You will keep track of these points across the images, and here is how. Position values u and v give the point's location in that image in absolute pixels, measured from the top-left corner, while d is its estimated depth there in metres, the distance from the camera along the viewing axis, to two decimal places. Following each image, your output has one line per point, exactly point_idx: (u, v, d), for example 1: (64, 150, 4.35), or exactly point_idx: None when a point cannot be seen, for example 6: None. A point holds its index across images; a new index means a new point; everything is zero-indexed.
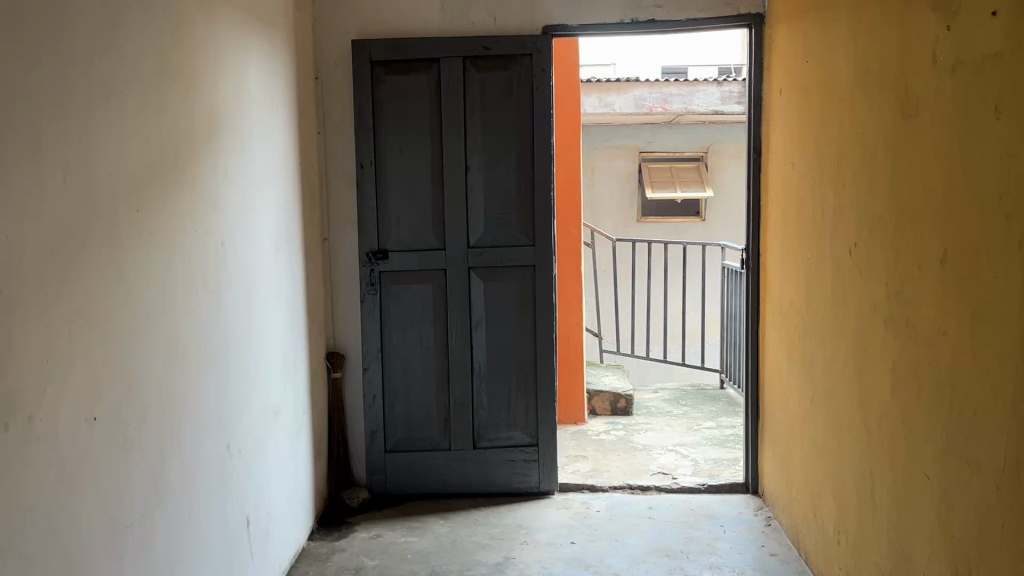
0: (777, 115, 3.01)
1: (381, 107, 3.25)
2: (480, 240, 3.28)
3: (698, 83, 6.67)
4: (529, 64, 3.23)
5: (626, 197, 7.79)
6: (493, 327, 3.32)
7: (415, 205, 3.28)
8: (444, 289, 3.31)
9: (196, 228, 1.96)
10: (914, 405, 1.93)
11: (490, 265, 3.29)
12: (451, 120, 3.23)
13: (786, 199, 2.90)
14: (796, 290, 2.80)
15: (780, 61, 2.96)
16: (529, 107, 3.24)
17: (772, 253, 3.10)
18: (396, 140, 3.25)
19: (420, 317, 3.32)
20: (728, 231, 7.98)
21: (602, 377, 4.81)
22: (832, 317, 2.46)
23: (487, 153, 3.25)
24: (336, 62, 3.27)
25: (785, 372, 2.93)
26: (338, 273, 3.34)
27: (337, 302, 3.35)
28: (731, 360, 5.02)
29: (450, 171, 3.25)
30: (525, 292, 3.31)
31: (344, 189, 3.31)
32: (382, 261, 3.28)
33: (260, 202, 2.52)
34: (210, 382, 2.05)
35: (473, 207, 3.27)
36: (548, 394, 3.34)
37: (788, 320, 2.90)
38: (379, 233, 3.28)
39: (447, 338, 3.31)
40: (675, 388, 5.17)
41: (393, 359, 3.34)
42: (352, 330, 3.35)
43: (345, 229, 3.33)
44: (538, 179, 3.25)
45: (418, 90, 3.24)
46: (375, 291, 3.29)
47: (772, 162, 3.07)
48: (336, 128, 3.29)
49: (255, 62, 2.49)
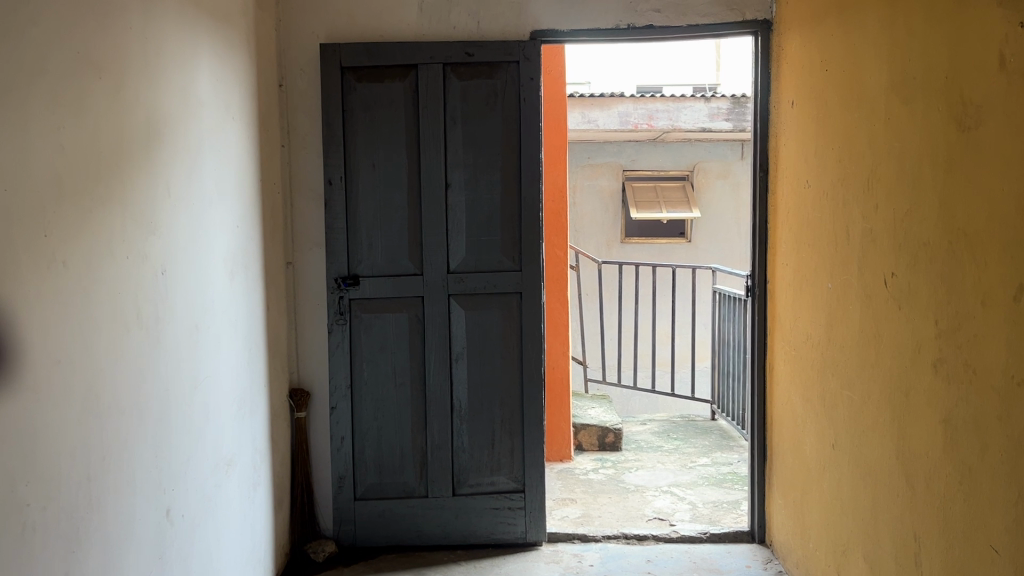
0: (788, 130, 2.74)
1: (352, 118, 2.94)
2: (461, 265, 2.98)
3: (686, 99, 6.44)
4: (516, 72, 2.94)
5: (609, 218, 7.54)
6: (475, 360, 3.01)
7: (389, 226, 2.97)
8: (421, 318, 2.99)
9: (126, 256, 1.64)
10: (976, 466, 1.65)
11: (472, 292, 2.98)
12: (430, 134, 2.93)
13: (800, 223, 2.63)
14: (813, 323, 2.53)
15: (791, 71, 2.70)
16: (515, 119, 2.96)
17: (781, 281, 2.82)
18: (368, 155, 2.95)
19: (394, 350, 3.00)
20: (713, 252, 7.75)
21: (588, 409, 4.51)
22: (860, 357, 2.18)
23: (470, 170, 2.96)
24: (302, 68, 2.97)
25: (800, 414, 2.65)
26: (303, 301, 3.02)
27: (301, 333, 3.03)
28: (722, 390, 4.75)
29: (428, 189, 2.95)
30: (511, 322, 3.01)
31: (311, 208, 3.00)
32: (352, 287, 2.96)
33: (211, 224, 2.20)
34: (144, 437, 1.72)
35: (454, 229, 2.97)
36: (536, 435, 3.04)
37: (803, 356, 2.62)
38: (349, 257, 2.97)
39: (425, 373, 2.99)
40: (664, 420, 4.89)
41: (364, 397, 3.01)
42: (318, 364, 3.03)
43: (311, 253, 3.01)
44: (526, 198, 2.96)
45: (393, 100, 2.94)
46: (344, 321, 2.97)
47: (782, 181, 2.81)
48: (302, 141, 2.98)
49: (207, 63, 2.17)
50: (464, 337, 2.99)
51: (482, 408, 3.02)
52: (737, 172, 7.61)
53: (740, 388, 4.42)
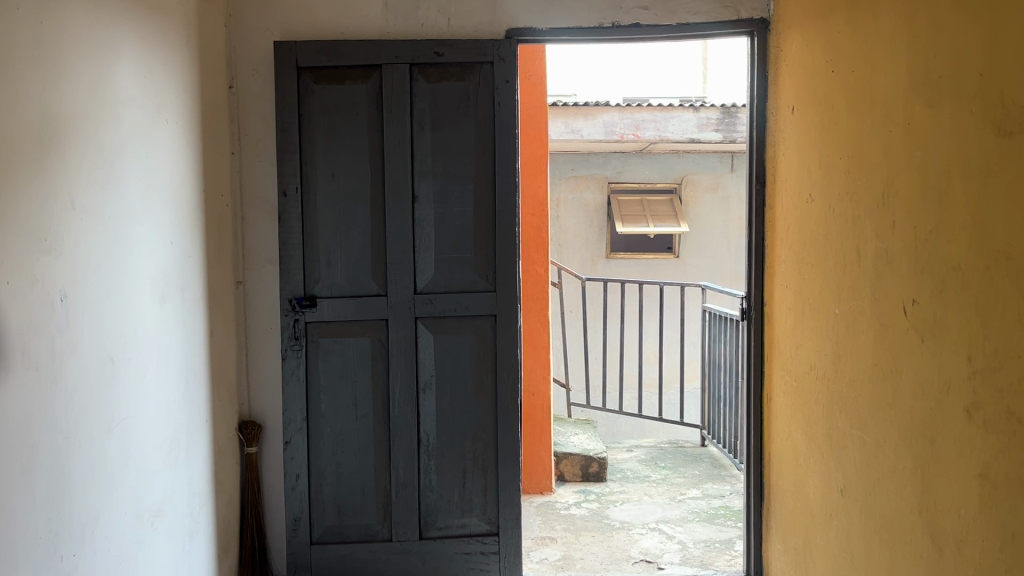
0: (788, 139, 2.49)
1: (310, 123, 2.67)
2: (429, 285, 2.71)
3: (674, 108, 6.19)
4: (490, 73, 2.69)
5: (594, 232, 7.29)
6: (444, 390, 2.73)
7: (350, 242, 2.69)
8: (384, 343, 2.72)
9: (6, 281, 1.35)
10: (1021, 532, 1.39)
11: (442, 315, 2.71)
12: (395, 141, 2.66)
13: (802, 240, 2.38)
14: (818, 352, 2.27)
15: (792, 74, 2.45)
16: (489, 125, 2.69)
17: (780, 303, 2.57)
18: (327, 164, 2.67)
19: (355, 378, 2.72)
20: (702, 268, 7.50)
21: (571, 436, 4.23)
22: (873, 394, 1.93)
23: (439, 181, 2.69)
24: (254, 68, 2.70)
25: (802, 454, 2.39)
26: (255, 324, 2.74)
27: (253, 359, 2.75)
28: (712, 414, 4.50)
29: (393, 202, 2.68)
30: (483, 348, 2.74)
31: (264, 223, 2.72)
32: (309, 309, 2.68)
33: (134, 241, 1.92)
34: (31, 498, 1.43)
35: (421, 245, 2.70)
36: (511, 472, 2.76)
37: (806, 389, 2.37)
38: (306, 276, 2.69)
39: (389, 403, 2.71)
40: (651, 446, 4.62)
41: (321, 430, 2.73)
42: (272, 394, 2.75)
43: (264, 271, 2.73)
44: (501, 212, 2.69)
45: (355, 103, 2.67)
46: (300, 346, 2.69)
47: (781, 194, 2.56)
48: (254, 148, 2.71)
49: (130, 58, 1.90)
50: (432, 364, 2.72)
51: (452, 443, 2.75)
52: (726, 184, 7.40)
53: (731, 414, 4.17)
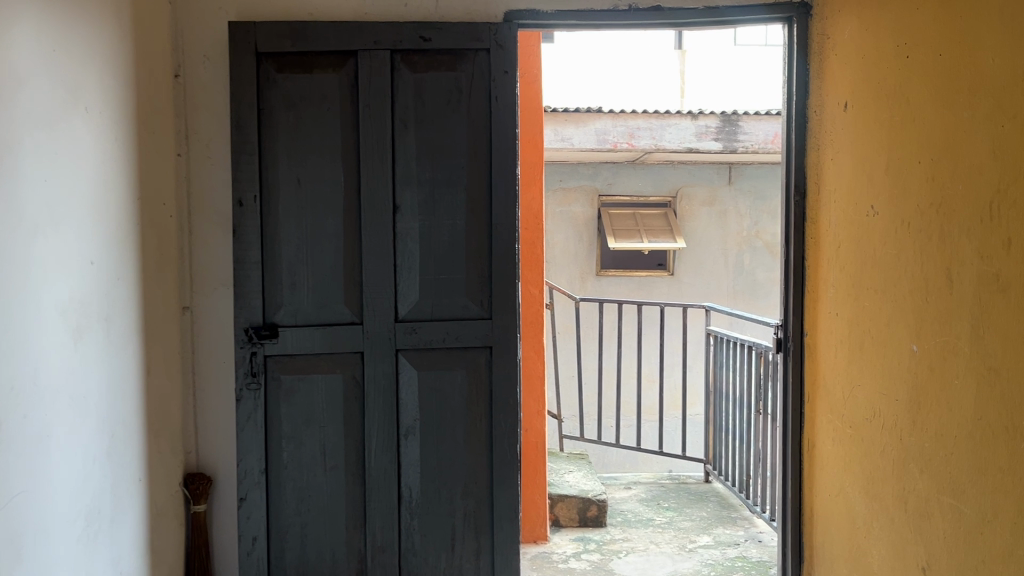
0: (838, 143, 2.12)
1: (271, 119, 2.25)
2: (413, 311, 2.29)
3: (672, 115, 5.85)
4: (485, 62, 2.28)
5: (583, 247, 6.93)
6: (430, 436, 2.31)
7: (320, 260, 2.27)
8: (359, 381, 2.29)
9: None
10: None
11: (428, 347, 2.29)
12: (373, 140, 2.25)
13: (860, 261, 2.00)
14: (885, 395, 1.89)
15: (845, 65, 2.09)
16: (485, 123, 2.29)
17: (828, 335, 2.19)
18: (292, 168, 2.25)
19: (323, 423, 2.29)
20: (698, 286, 7.17)
21: (565, 474, 3.82)
22: (977, 455, 1.54)
23: (425, 188, 2.28)
24: (205, 52, 2.26)
25: (862, 518, 2.00)
26: (205, 359, 2.30)
27: (201, 400, 2.30)
28: (718, 447, 4.11)
29: (371, 213, 2.26)
30: (476, 385, 2.32)
31: (216, 237, 2.28)
32: (269, 340, 2.25)
33: (33, 263, 1.48)
34: None
35: (404, 264, 2.28)
36: (509, 532, 2.34)
37: (865, 439, 1.98)
38: (266, 301, 2.26)
39: (365, 453, 2.29)
40: (650, 483, 4.22)
41: (282, 484, 2.29)
42: (223, 441, 2.31)
43: (216, 295, 2.29)
44: (498, 226, 2.29)
45: (325, 96, 2.25)
46: (258, 385, 2.25)
47: (829, 206, 2.18)
48: (203, 149, 2.27)
49: (26, 26, 1.46)
50: (415, 406, 2.30)
51: (438, 500, 2.32)
52: (723, 198, 7.07)
53: (741, 448, 3.79)
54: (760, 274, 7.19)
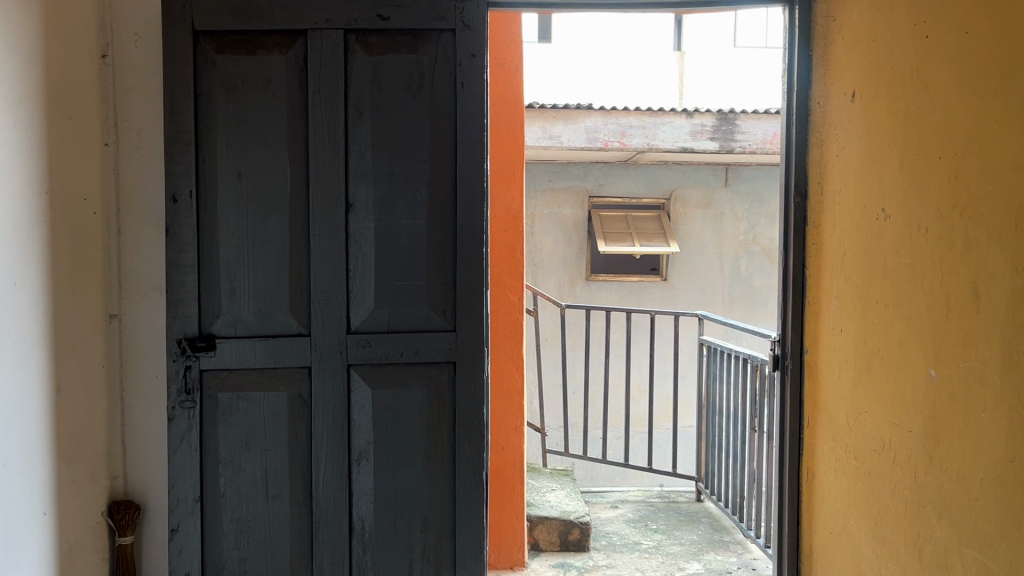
0: (845, 136, 1.89)
1: (209, 105, 2.01)
2: (367, 322, 2.05)
3: (665, 113, 5.63)
4: (450, 44, 2.04)
5: (573, 250, 6.72)
6: (385, 461, 2.07)
7: (263, 264, 2.03)
8: (306, 399, 2.05)
9: None
10: None
11: (384, 362, 2.05)
12: (323, 130, 2.01)
13: (868, 272, 1.77)
14: (896, 426, 1.65)
15: (853, 50, 1.85)
16: (449, 113, 2.05)
17: (830, 354, 1.95)
18: (232, 160, 2.01)
19: (266, 446, 2.05)
20: (691, 293, 6.91)
21: (546, 494, 3.58)
22: (1010, 505, 1.31)
23: (381, 185, 2.04)
24: (137, 30, 2.02)
25: (869, 564, 1.76)
26: (134, 373, 2.05)
27: (130, 419, 2.06)
28: (710, 465, 3.87)
29: (321, 211, 2.02)
30: (437, 405, 2.08)
31: (148, 236, 2.04)
32: (205, 353, 2.01)
33: None
34: None
35: (358, 268, 2.04)
36: (472, 569, 2.09)
37: (873, 474, 1.74)
38: (202, 309, 2.02)
39: (312, 480, 2.05)
40: (638, 502, 3.97)
41: (220, 514, 2.05)
42: (155, 465, 2.07)
43: (147, 302, 2.05)
44: (464, 227, 2.05)
45: (271, 80, 2.01)
46: (192, 402, 2.01)
47: (833, 209, 1.94)
48: (134, 138, 2.03)
49: None
50: (369, 428, 2.06)
51: (394, 533, 2.08)
52: (719, 201, 6.84)
53: (734, 466, 3.55)
54: (757, 280, 6.97)
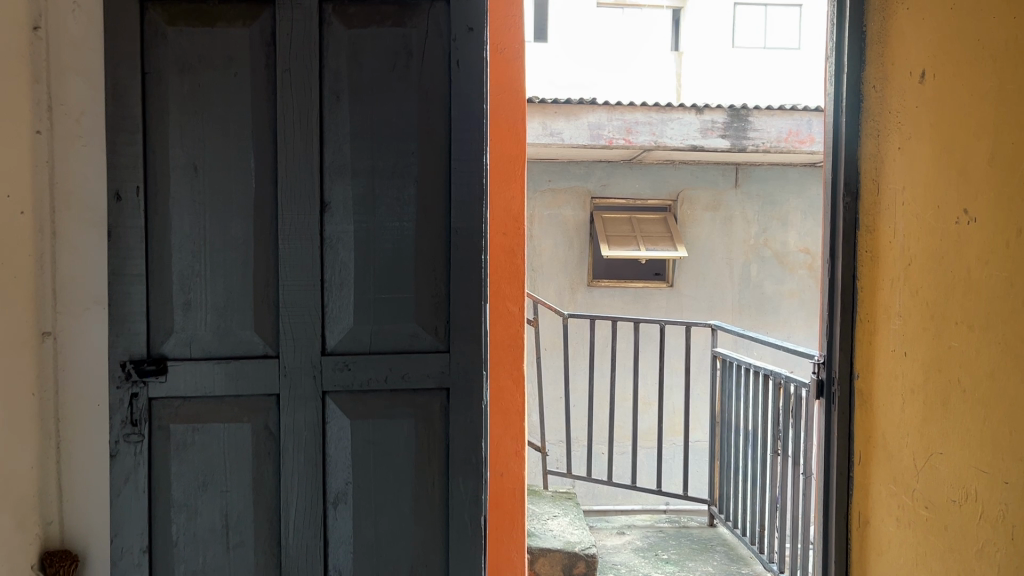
0: (910, 126, 1.60)
1: (160, 87, 1.70)
2: (346, 341, 1.75)
3: (673, 109, 5.35)
4: (443, 16, 1.75)
5: (574, 253, 6.45)
6: (366, 504, 1.77)
7: (224, 274, 1.73)
8: (274, 432, 1.75)
9: None
10: None
11: (365, 389, 1.75)
12: (293, 117, 1.71)
13: (943, 286, 1.48)
14: (985, 474, 1.37)
15: (924, 22, 1.56)
16: (442, 98, 1.75)
17: (889, 381, 1.66)
18: (188, 150, 1.71)
19: (226, 486, 1.75)
20: (698, 299, 6.63)
21: (549, 521, 3.29)
22: None
23: (362, 181, 1.74)
24: None
25: None
26: (72, 400, 1.75)
27: (67, 454, 1.75)
28: (723, 488, 3.58)
29: (291, 211, 1.71)
30: (427, 439, 1.78)
31: (88, 240, 1.74)
32: (154, 378, 1.71)
33: None
34: None
35: (335, 277, 1.74)
36: None
37: (952, 529, 1.46)
38: (153, 325, 1.72)
39: (281, 528, 1.74)
40: (647, 527, 3.68)
41: (172, 567, 1.75)
42: (98, 508, 1.77)
43: (87, 318, 1.74)
44: (458, 231, 1.75)
45: (233, 57, 1.71)
46: (139, 435, 1.71)
47: (893, 211, 1.66)
48: (72, 125, 1.72)
49: None
50: (347, 466, 1.76)
51: None
52: (728, 203, 6.56)
53: (752, 491, 3.26)
54: (768, 286, 6.68)
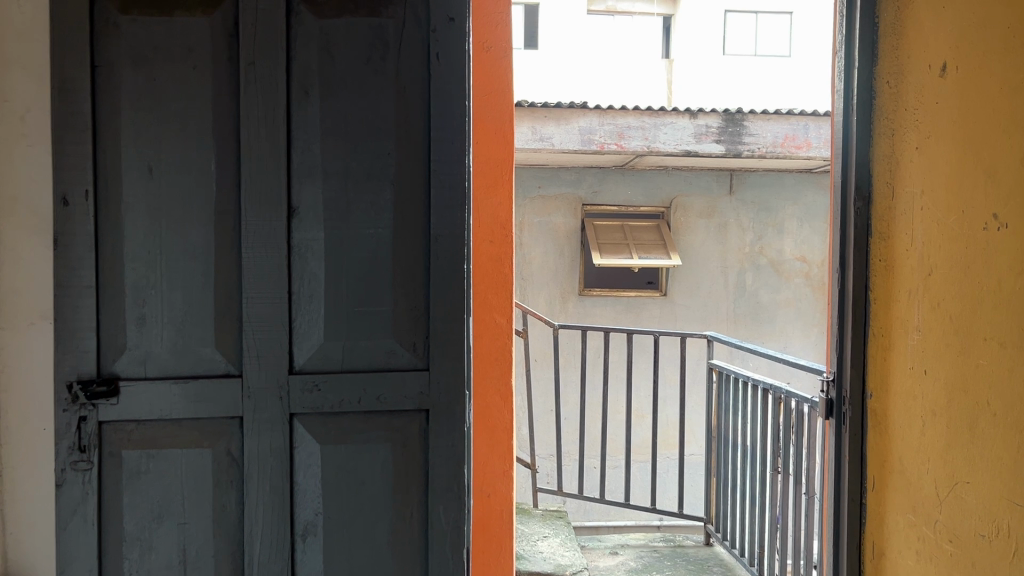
0: (929, 124, 1.47)
1: (112, 81, 1.56)
2: (316, 358, 1.61)
3: (666, 114, 5.24)
4: (422, 5, 1.61)
5: (564, 262, 6.32)
6: (337, 536, 1.62)
7: (183, 286, 1.58)
8: (236, 458, 1.60)
9: None
10: None
11: (337, 412, 1.61)
12: (258, 114, 1.56)
13: (970, 299, 1.35)
14: (1018, 508, 1.23)
15: (947, 10, 1.44)
16: (422, 94, 1.61)
17: (907, 402, 1.53)
18: (142, 150, 1.57)
19: (184, 517, 1.60)
20: (692, 309, 6.50)
21: (539, 543, 3.13)
22: None
23: (334, 184, 1.60)
24: None
25: None
26: (14, 424, 1.59)
27: (9, 483, 1.60)
28: (721, 505, 3.44)
29: (255, 217, 1.57)
30: (405, 465, 1.64)
31: (33, 249, 1.59)
32: (105, 400, 1.56)
33: None
34: None
35: (304, 289, 1.60)
36: None
37: (981, 567, 1.32)
38: (103, 342, 1.57)
39: (244, 564, 1.60)
40: (641, 547, 3.53)
41: None
42: (43, 543, 1.61)
43: (32, 334, 1.59)
44: (439, 238, 1.61)
45: (192, 48, 1.57)
46: (88, 463, 1.56)
47: (910, 217, 1.53)
48: (15, 123, 1.57)
49: None
50: (317, 495, 1.61)
51: None
52: (722, 210, 6.45)
53: (752, 510, 3.12)
54: (763, 295, 6.56)
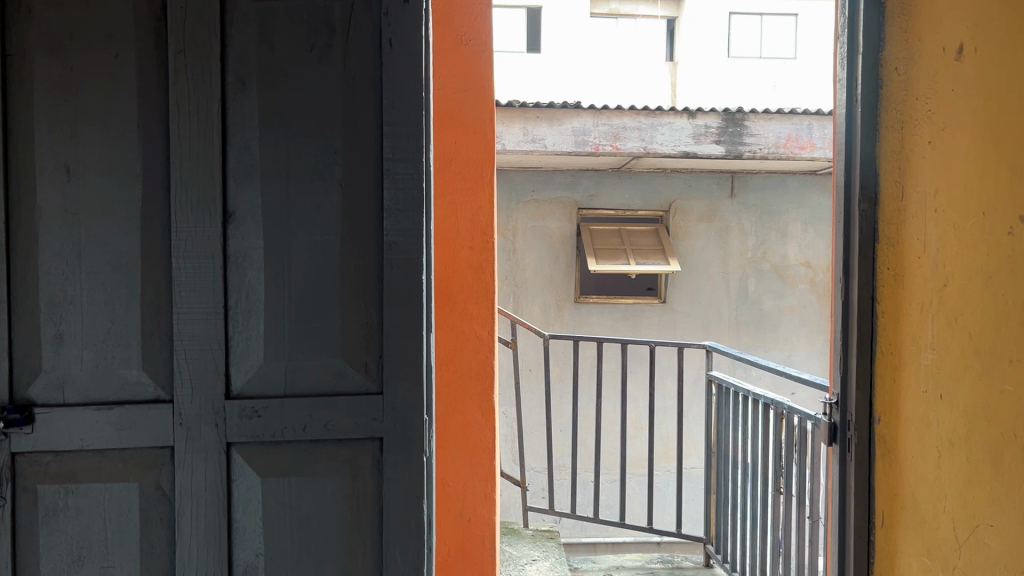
0: (945, 115, 1.29)
1: (25, 71, 1.40)
2: (255, 381, 1.44)
3: (664, 113, 5.06)
4: None
5: (560, 268, 6.15)
6: None
7: (105, 299, 1.41)
8: (167, 493, 1.43)
9: None
10: None
11: (279, 441, 1.43)
12: (188, 108, 1.40)
13: (993, 315, 1.17)
14: None
15: None
16: (373, 85, 1.45)
17: (922, 430, 1.35)
18: (58, 148, 1.40)
19: (109, 558, 1.43)
20: (693, 316, 6.32)
21: (527, 566, 2.95)
22: None
23: (275, 185, 1.43)
24: None
25: None
26: None
27: None
28: (721, 525, 3.26)
29: (186, 223, 1.40)
30: (356, 500, 1.46)
31: None
32: (17, 429, 1.38)
33: None
34: None
35: (242, 303, 1.43)
36: None
37: None
38: (15, 363, 1.40)
39: None
40: (636, 569, 3.35)
41: None
42: None
43: None
44: (393, 245, 1.44)
45: (115, 34, 1.40)
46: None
47: (924, 220, 1.35)
48: None
49: None
50: (257, 533, 1.44)
51: None
52: (723, 214, 6.27)
53: (752, 532, 2.94)
54: (767, 301, 6.37)
